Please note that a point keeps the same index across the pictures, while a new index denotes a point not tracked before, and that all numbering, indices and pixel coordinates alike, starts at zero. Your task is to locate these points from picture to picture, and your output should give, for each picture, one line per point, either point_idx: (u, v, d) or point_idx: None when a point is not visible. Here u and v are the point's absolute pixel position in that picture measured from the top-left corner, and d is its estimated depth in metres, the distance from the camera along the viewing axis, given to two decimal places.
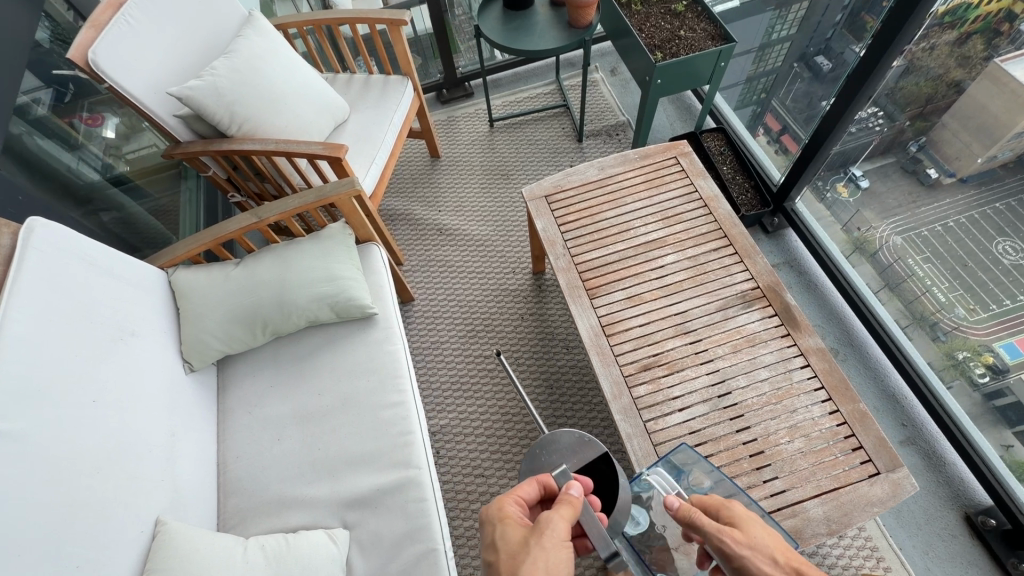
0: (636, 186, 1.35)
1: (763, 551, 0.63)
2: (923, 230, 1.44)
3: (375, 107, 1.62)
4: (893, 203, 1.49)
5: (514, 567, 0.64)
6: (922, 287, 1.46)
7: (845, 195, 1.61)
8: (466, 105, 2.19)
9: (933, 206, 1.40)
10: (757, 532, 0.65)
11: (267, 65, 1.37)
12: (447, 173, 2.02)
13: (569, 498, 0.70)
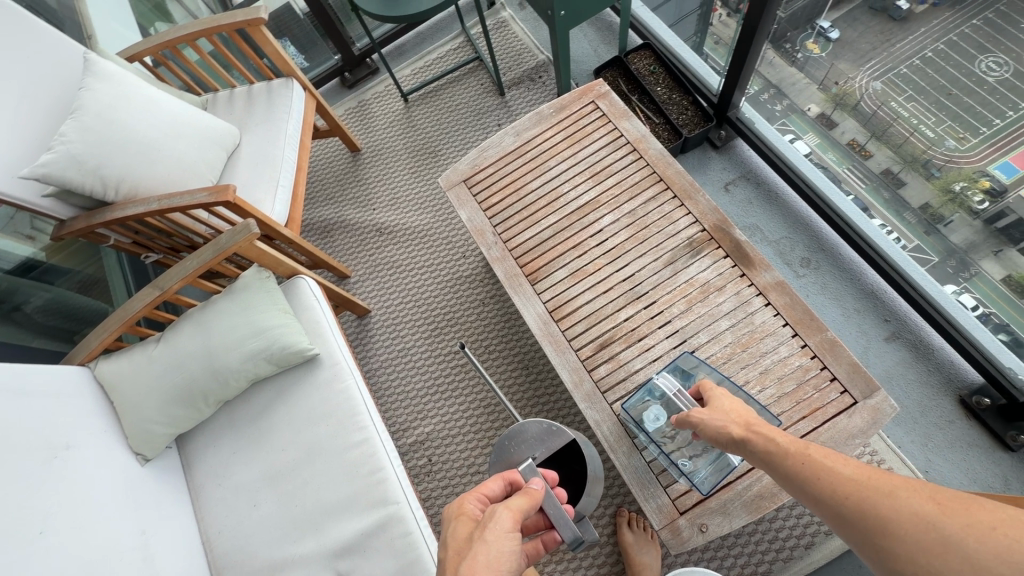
0: (557, 147, 1.22)
1: (723, 408, 0.73)
2: (902, 68, 1.21)
3: (266, 123, 1.48)
4: (867, 46, 1.23)
5: (458, 563, 0.59)
6: (910, 128, 1.24)
7: (816, 52, 1.31)
8: (374, 84, 2.00)
9: (908, 40, 1.17)
10: (721, 400, 0.74)
11: (124, 111, 1.22)
12: (372, 166, 1.87)
13: (530, 490, 0.70)
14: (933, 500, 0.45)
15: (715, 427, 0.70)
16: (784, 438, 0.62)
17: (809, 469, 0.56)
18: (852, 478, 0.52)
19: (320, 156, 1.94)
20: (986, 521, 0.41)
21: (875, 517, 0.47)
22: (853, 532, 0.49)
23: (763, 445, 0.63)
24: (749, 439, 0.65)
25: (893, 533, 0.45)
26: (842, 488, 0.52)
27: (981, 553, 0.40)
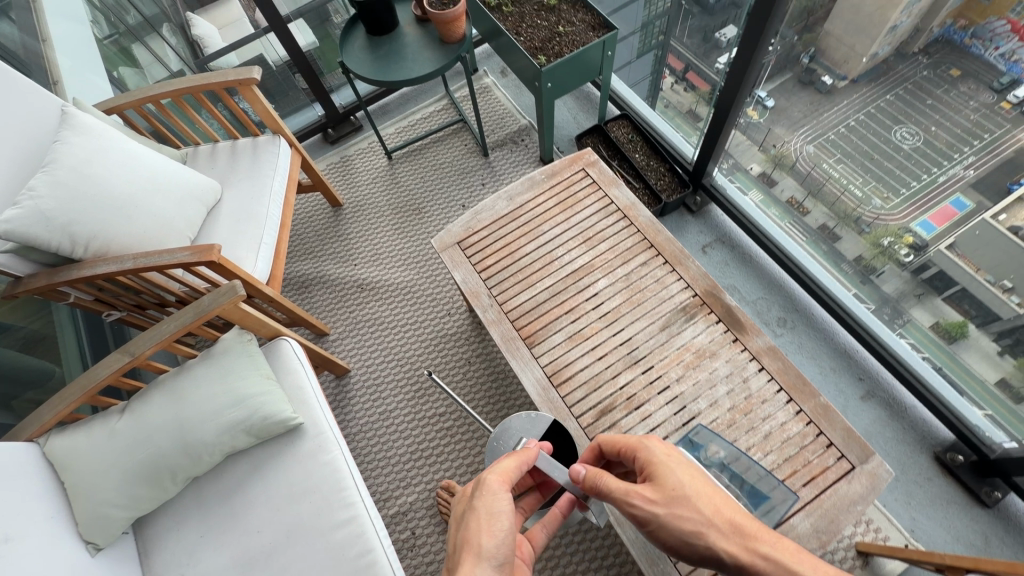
0: (550, 211, 1.25)
1: (691, 505, 0.65)
2: (830, 134, 1.35)
3: (250, 178, 1.45)
4: (799, 114, 1.37)
5: (460, 528, 0.69)
6: (840, 187, 1.39)
7: (754, 118, 1.46)
8: (357, 141, 2.02)
9: (833, 110, 1.31)
10: (673, 488, 0.67)
11: (102, 166, 1.17)
12: (354, 220, 1.85)
13: (519, 452, 0.77)
14: None
15: (694, 544, 0.63)
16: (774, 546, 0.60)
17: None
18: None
19: (299, 210, 1.90)
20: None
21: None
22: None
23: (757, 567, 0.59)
24: (765, 573, 0.59)
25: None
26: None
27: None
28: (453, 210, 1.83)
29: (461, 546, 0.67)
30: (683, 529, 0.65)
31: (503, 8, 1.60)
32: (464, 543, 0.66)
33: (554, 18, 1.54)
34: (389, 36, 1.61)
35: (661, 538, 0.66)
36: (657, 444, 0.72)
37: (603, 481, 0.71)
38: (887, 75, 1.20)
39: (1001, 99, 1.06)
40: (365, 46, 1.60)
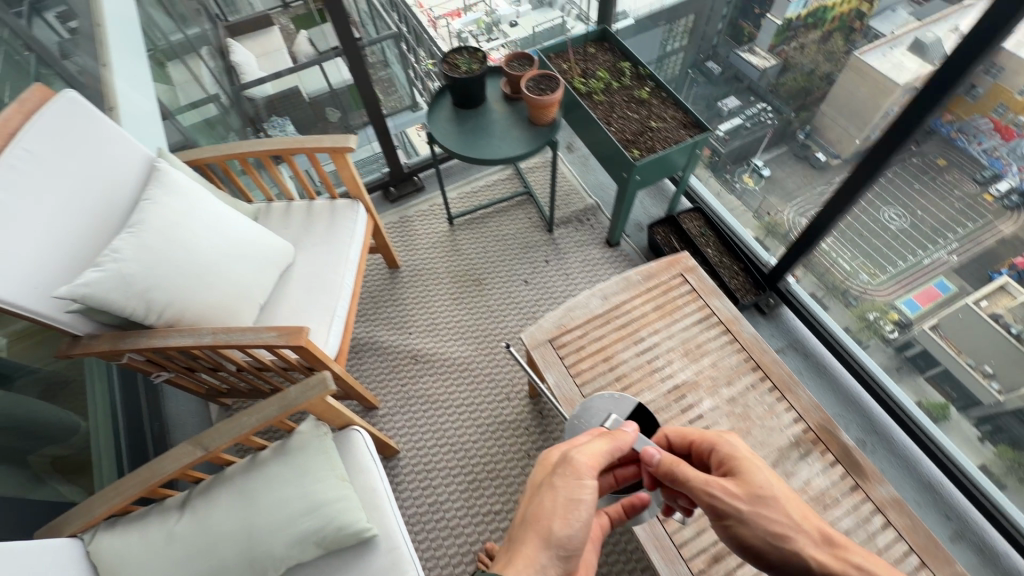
0: (648, 317, 1.19)
1: (781, 508, 0.65)
2: (824, 209, 1.41)
3: (326, 244, 1.38)
4: (793, 185, 1.48)
5: (535, 502, 0.65)
6: (830, 260, 1.51)
7: (752, 184, 1.65)
8: (418, 202, 1.98)
9: (828, 186, 1.37)
10: (765, 480, 0.68)
11: (190, 230, 1.10)
12: (412, 286, 1.79)
13: (615, 436, 0.71)
14: None
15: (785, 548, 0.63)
16: (858, 556, 0.60)
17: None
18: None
19: None
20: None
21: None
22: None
23: (843, 574, 0.59)
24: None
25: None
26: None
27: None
28: (515, 286, 1.78)
29: (531, 521, 0.63)
30: (768, 530, 0.64)
31: (594, 95, 1.61)
32: (533, 519, 0.63)
33: (645, 111, 1.54)
34: (476, 111, 1.59)
35: (737, 534, 0.66)
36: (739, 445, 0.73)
37: (683, 470, 0.69)
38: (886, 171, 1.22)
39: (983, 192, 1.09)
40: (452, 118, 1.58)
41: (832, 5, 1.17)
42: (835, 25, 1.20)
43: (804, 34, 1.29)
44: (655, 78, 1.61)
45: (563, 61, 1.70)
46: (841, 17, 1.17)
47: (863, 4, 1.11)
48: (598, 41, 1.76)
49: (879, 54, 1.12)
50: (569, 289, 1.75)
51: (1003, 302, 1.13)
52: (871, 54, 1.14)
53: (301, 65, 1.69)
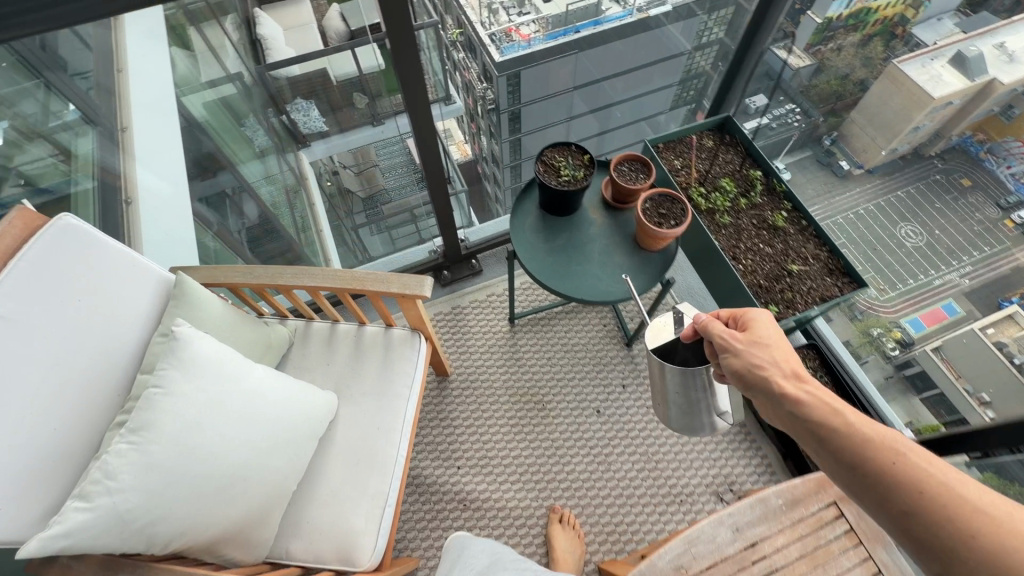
0: (795, 568, 0.92)
1: (774, 354, 0.64)
2: (840, 217, 1.48)
3: (378, 394, 1.10)
4: (812, 192, 1.57)
5: None
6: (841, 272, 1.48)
7: None
8: (474, 288, 1.69)
9: (846, 194, 1.48)
10: (769, 332, 0.65)
11: (211, 436, 0.81)
12: (463, 403, 1.52)
13: None
14: None
15: (772, 383, 0.62)
16: (847, 418, 0.59)
17: (879, 463, 0.55)
18: (924, 480, 0.54)
19: None
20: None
21: (956, 536, 0.51)
22: (918, 537, 0.53)
23: (819, 415, 0.59)
24: (809, 405, 0.60)
25: (973, 552, 0.50)
26: (913, 487, 0.54)
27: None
28: (584, 413, 1.50)
29: None
30: (759, 373, 0.62)
31: (715, 213, 1.31)
32: None
33: (780, 245, 1.25)
34: (569, 218, 1.28)
35: (727, 365, 0.64)
36: (769, 324, 0.66)
37: (712, 326, 0.66)
38: (904, 169, 1.35)
39: (1005, 217, 1.17)
40: (540, 229, 1.28)
41: (877, 9, 1.27)
42: (875, 29, 1.31)
43: (841, 36, 1.37)
44: (793, 198, 1.29)
45: (675, 156, 1.40)
46: (884, 21, 1.29)
47: (908, 10, 1.23)
48: (717, 132, 1.44)
49: (914, 64, 1.24)
50: (648, 427, 1.48)
51: (1010, 330, 1.13)
52: (908, 63, 1.26)
53: (333, 46, 1.28)
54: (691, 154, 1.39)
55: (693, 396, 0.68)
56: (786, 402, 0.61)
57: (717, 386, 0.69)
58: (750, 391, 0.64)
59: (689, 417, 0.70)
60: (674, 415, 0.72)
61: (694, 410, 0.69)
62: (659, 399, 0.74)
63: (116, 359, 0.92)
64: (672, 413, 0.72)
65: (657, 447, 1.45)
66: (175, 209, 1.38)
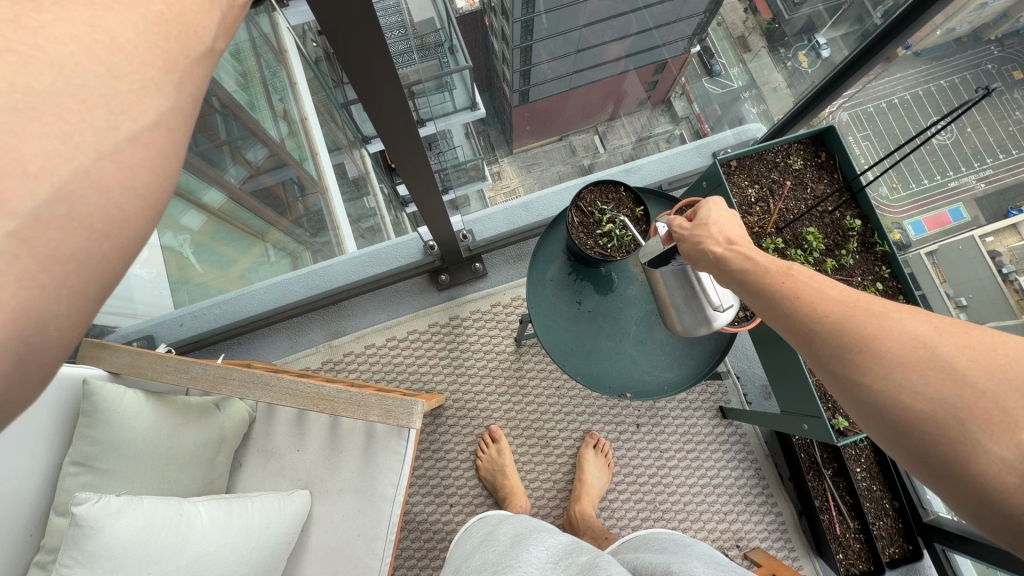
0: None
1: (709, 227, 0.56)
2: (869, 106, 1.10)
3: (357, 492, 0.91)
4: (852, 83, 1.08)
5: None
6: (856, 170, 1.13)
7: (805, 65, 1.11)
8: (476, 296, 1.46)
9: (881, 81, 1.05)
10: (716, 210, 0.58)
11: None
12: (459, 433, 1.37)
13: None
14: (931, 324, 0.40)
15: (692, 247, 0.56)
16: (763, 256, 0.50)
17: (787, 291, 0.46)
18: (835, 299, 0.44)
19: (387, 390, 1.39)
20: (989, 346, 0.38)
21: (859, 340, 0.41)
22: (821, 351, 0.43)
23: (741, 265, 0.50)
24: (720, 256, 0.53)
25: (875, 356, 0.40)
26: (820, 306, 0.44)
27: (970, 374, 0.37)
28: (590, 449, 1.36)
29: None
30: (695, 246, 0.57)
31: None
32: None
33: None
34: (602, 275, 1.00)
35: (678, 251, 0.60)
36: (719, 207, 0.59)
37: (676, 220, 0.60)
38: (954, 56, 0.91)
39: None
40: (565, 285, 1.00)
41: None
42: None
43: None
44: (894, 263, 1.00)
45: (749, 181, 1.07)
46: None
47: None
48: (809, 149, 1.09)
49: None
50: (659, 474, 1.35)
51: (1008, 242, 0.90)
52: None
53: None
54: (771, 181, 1.07)
55: (689, 289, 0.69)
56: (715, 264, 0.54)
57: (712, 280, 0.69)
58: (699, 267, 0.58)
59: (691, 313, 0.70)
60: (677, 316, 0.72)
61: (692, 304, 0.70)
62: (662, 305, 0.74)
63: (23, 491, 0.73)
64: (675, 313, 0.73)
65: (666, 497, 1.33)
66: None
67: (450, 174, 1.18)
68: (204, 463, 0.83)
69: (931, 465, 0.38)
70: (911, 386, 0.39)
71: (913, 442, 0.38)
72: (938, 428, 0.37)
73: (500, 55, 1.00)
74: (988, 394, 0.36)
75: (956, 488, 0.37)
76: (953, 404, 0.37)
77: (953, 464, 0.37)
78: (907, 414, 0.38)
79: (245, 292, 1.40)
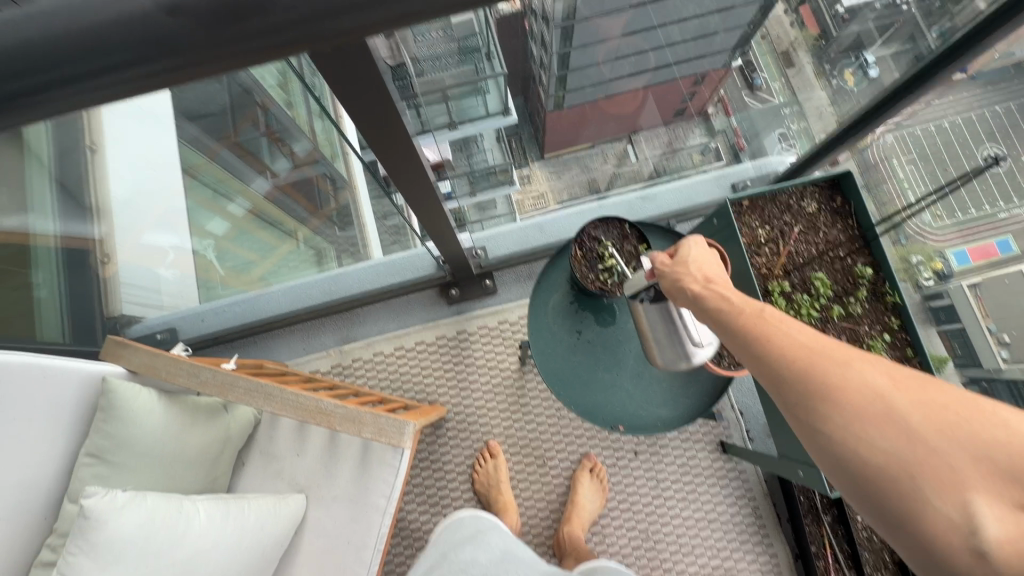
0: None
1: (691, 269, 0.59)
2: (917, 129, 1.03)
3: (350, 500, 0.95)
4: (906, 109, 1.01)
5: None
6: (899, 192, 1.09)
7: (851, 84, 1.05)
8: (485, 311, 1.49)
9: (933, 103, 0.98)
10: (693, 252, 0.62)
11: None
12: (458, 445, 1.39)
13: None
14: (889, 375, 0.42)
15: (671, 286, 0.59)
16: (739, 298, 0.53)
17: (759, 333, 0.48)
18: (804, 345, 0.46)
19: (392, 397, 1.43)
20: (942, 404, 0.40)
21: (824, 389, 0.43)
22: (787, 395, 0.44)
23: (716, 305, 0.53)
24: (700, 298, 0.55)
25: (838, 406, 0.42)
26: (787, 351, 0.46)
27: (923, 430, 0.39)
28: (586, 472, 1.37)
29: None
30: (676, 284, 0.59)
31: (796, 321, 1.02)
32: None
33: None
34: (604, 306, 1.01)
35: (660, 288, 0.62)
36: (700, 248, 0.63)
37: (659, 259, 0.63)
38: (1012, 81, 0.84)
39: None
40: (567, 314, 1.01)
41: None
42: None
43: None
44: (904, 314, 0.99)
45: (760, 222, 1.07)
46: None
47: None
48: (825, 192, 1.08)
49: None
50: (654, 504, 1.34)
51: None
52: None
53: None
54: (782, 223, 1.06)
55: (670, 326, 0.70)
56: (693, 301, 0.56)
57: (694, 321, 0.71)
58: (677, 303, 0.60)
59: (669, 347, 0.71)
60: (657, 349, 0.73)
61: (673, 339, 0.71)
62: (642, 333, 0.74)
63: (40, 477, 0.79)
64: (655, 347, 0.73)
65: (659, 527, 1.33)
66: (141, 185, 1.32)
67: (471, 182, 1.19)
68: (208, 462, 0.88)
69: (884, 517, 0.40)
70: (869, 438, 0.40)
71: (869, 493, 0.40)
72: (893, 482, 0.39)
73: (538, 58, 1.01)
74: (937, 450, 0.38)
75: (907, 541, 0.39)
76: (906, 459, 0.39)
77: (904, 516, 0.38)
78: (863, 466, 0.40)
79: (264, 293, 1.46)
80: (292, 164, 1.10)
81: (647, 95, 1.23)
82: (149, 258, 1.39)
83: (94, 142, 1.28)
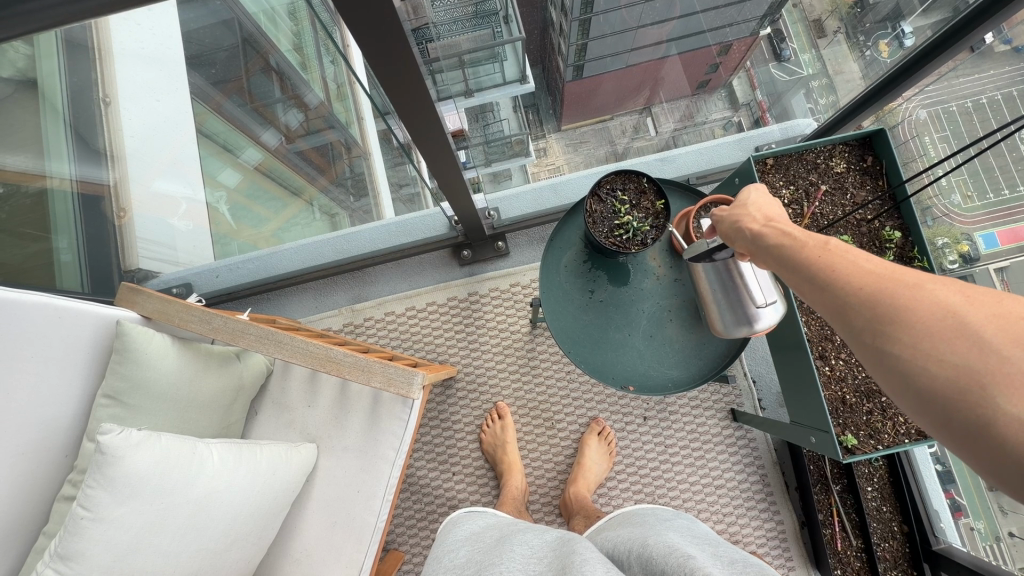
0: None
1: (748, 210, 0.56)
2: (952, 106, 0.94)
3: (360, 450, 0.96)
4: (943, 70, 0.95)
5: None
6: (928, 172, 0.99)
7: (885, 56, 1.00)
8: (496, 275, 1.48)
9: (974, 77, 0.90)
10: (752, 195, 0.58)
11: (149, 557, 0.74)
12: (468, 405, 1.40)
13: None
14: (963, 293, 0.39)
15: (730, 231, 0.57)
16: (802, 232, 0.49)
17: (823, 264, 0.46)
18: (869, 270, 0.44)
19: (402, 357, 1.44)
20: (1018, 315, 0.37)
21: (889, 309, 0.41)
22: (853, 320, 0.43)
23: (777, 242, 0.50)
24: (758, 237, 0.52)
25: (903, 325, 0.40)
26: (853, 280, 0.44)
27: (996, 341, 0.36)
28: None
29: None
30: (734, 226, 0.56)
31: None
32: None
33: None
34: (620, 265, 0.99)
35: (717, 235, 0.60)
36: (761, 191, 0.59)
37: (716, 211, 0.60)
38: None
39: None
40: (579, 274, 0.99)
41: None
42: None
43: None
44: None
45: (784, 181, 1.03)
46: None
47: None
48: (855, 152, 1.03)
49: None
50: (661, 469, 1.35)
51: None
52: None
53: None
54: (807, 183, 1.02)
55: (730, 289, 0.68)
56: (752, 242, 0.53)
57: (753, 275, 0.67)
58: (738, 249, 0.57)
59: (732, 312, 0.70)
60: (719, 315, 0.72)
61: (734, 302, 0.69)
62: (704, 301, 0.74)
63: (60, 415, 0.81)
64: (717, 312, 0.72)
65: (665, 491, 1.33)
66: (151, 144, 1.29)
67: (491, 146, 1.17)
68: (221, 408, 0.90)
69: (955, 429, 0.37)
70: (939, 353, 0.38)
71: (937, 406, 0.38)
72: (961, 393, 0.36)
73: (556, 26, 1.00)
74: (1012, 359, 0.35)
75: (986, 454, 0.35)
76: (976, 369, 0.36)
77: (976, 427, 0.35)
78: (929, 379, 0.38)
79: (276, 250, 1.45)
80: (303, 117, 1.06)
81: (674, 61, 1.16)
82: (162, 207, 1.36)
83: (106, 91, 1.26)
